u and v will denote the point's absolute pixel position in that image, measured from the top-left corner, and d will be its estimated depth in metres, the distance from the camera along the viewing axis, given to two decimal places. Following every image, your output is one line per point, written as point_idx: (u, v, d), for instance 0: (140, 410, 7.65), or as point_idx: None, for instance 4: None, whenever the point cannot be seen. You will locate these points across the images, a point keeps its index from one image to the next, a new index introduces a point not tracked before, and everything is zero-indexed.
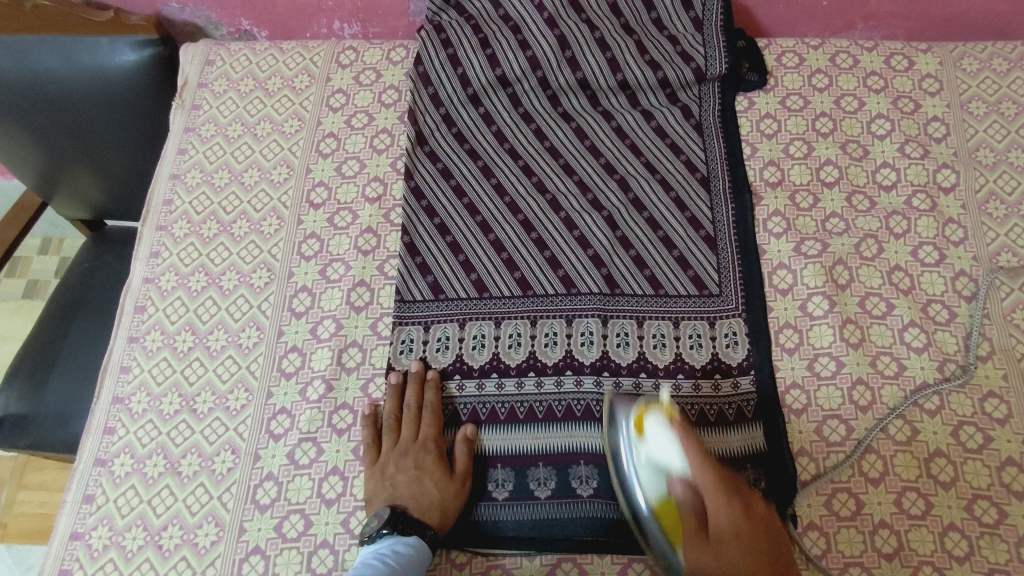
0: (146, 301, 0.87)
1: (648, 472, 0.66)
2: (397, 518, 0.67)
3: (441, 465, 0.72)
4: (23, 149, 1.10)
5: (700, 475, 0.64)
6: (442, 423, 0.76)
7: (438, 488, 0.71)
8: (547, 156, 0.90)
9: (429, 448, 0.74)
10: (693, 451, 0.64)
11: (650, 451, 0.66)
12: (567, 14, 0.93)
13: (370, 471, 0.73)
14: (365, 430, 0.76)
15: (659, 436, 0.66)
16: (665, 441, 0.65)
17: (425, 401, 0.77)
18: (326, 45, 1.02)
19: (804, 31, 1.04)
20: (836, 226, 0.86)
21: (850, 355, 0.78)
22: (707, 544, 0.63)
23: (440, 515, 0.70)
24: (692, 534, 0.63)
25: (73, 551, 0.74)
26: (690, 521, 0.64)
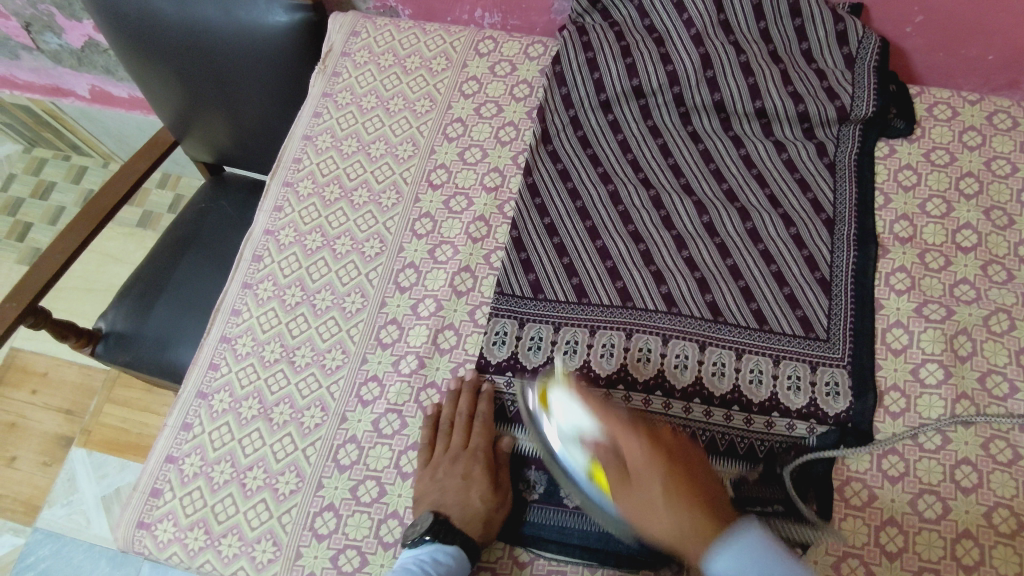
0: (264, 252, 0.91)
1: (575, 445, 0.65)
2: (440, 526, 0.68)
3: (488, 477, 0.72)
4: (168, 86, 1.17)
5: (606, 420, 0.64)
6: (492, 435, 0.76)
7: (484, 500, 0.71)
8: (669, 173, 0.89)
9: (479, 457, 0.74)
10: (596, 406, 0.65)
11: (560, 422, 0.67)
12: (715, 33, 0.91)
13: (422, 472, 0.74)
14: (423, 431, 0.77)
15: (565, 404, 0.67)
16: (568, 408, 0.66)
17: (477, 411, 0.76)
18: (467, 32, 1.04)
19: (960, 83, 0.99)
20: (966, 293, 0.81)
21: (959, 432, 0.74)
22: (630, 483, 0.61)
23: (483, 527, 0.70)
24: (621, 484, 0.61)
25: (167, 472, 0.79)
26: (601, 453, 0.63)
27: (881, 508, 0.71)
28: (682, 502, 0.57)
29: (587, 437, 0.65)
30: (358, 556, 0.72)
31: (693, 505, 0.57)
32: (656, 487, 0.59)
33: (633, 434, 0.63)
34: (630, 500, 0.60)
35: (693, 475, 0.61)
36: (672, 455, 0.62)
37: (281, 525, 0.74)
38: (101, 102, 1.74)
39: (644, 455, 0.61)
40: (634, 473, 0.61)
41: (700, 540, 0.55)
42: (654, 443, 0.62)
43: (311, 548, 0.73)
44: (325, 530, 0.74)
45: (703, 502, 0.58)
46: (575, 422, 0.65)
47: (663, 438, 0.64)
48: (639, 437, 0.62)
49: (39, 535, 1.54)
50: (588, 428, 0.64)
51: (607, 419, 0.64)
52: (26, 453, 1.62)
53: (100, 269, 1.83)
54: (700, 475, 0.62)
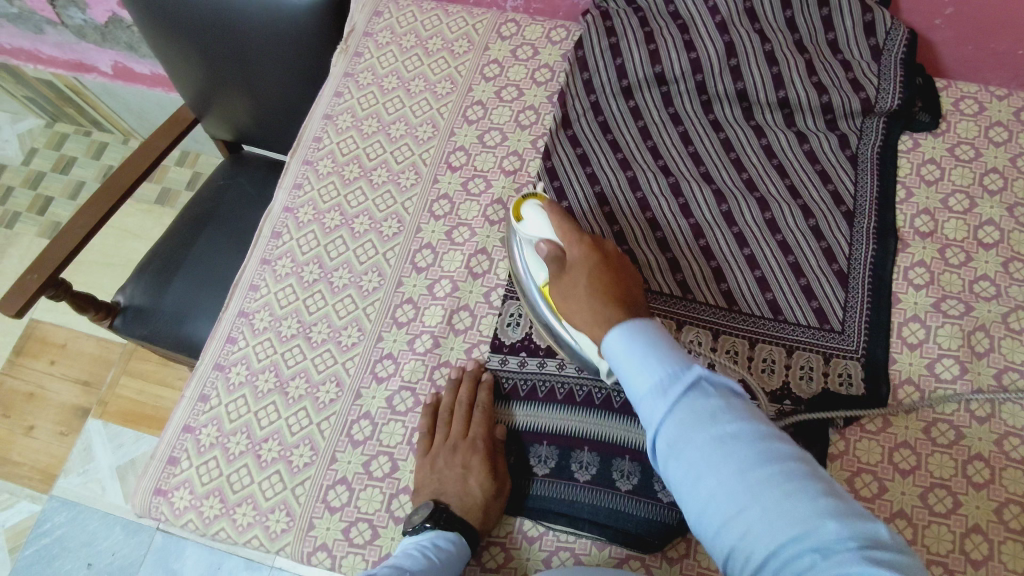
0: (283, 228, 0.92)
1: (536, 258, 0.73)
2: (440, 515, 0.68)
3: (488, 466, 0.71)
4: (191, 63, 1.18)
5: (564, 240, 0.69)
6: (491, 423, 0.75)
7: (483, 490, 0.70)
8: (688, 161, 0.89)
9: (478, 447, 0.72)
10: (555, 218, 0.70)
11: (530, 232, 0.72)
12: (740, 22, 0.91)
13: (422, 460, 0.74)
14: (424, 418, 0.77)
15: (536, 217, 0.71)
16: (538, 220, 0.71)
17: (478, 400, 0.76)
18: (490, 15, 1.04)
19: (989, 78, 0.98)
20: (985, 290, 0.80)
21: (973, 428, 0.73)
22: (563, 275, 0.69)
23: (482, 516, 0.70)
24: (558, 280, 0.69)
25: (184, 441, 0.80)
26: (553, 267, 0.70)
27: (891, 500, 0.71)
28: (598, 297, 0.66)
29: (544, 247, 0.71)
30: (369, 530, 0.73)
31: (608, 297, 0.66)
32: (582, 286, 0.67)
33: (578, 281, 0.67)
34: (562, 288, 0.69)
35: (621, 287, 0.67)
36: (613, 285, 0.67)
37: (295, 497, 0.76)
38: (124, 79, 1.76)
39: (580, 262, 0.68)
40: (572, 273, 0.68)
41: (603, 327, 0.64)
42: (595, 284, 0.67)
43: (323, 520, 0.74)
44: (338, 503, 0.75)
45: (621, 299, 0.66)
46: (538, 235, 0.71)
47: (608, 279, 0.67)
48: (577, 244, 0.69)
49: (55, 503, 1.57)
50: (546, 240, 0.70)
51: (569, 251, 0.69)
52: (44, 423, 1.65)
53: (119, 244, 1.85)
54: (631, 291, 0.68)
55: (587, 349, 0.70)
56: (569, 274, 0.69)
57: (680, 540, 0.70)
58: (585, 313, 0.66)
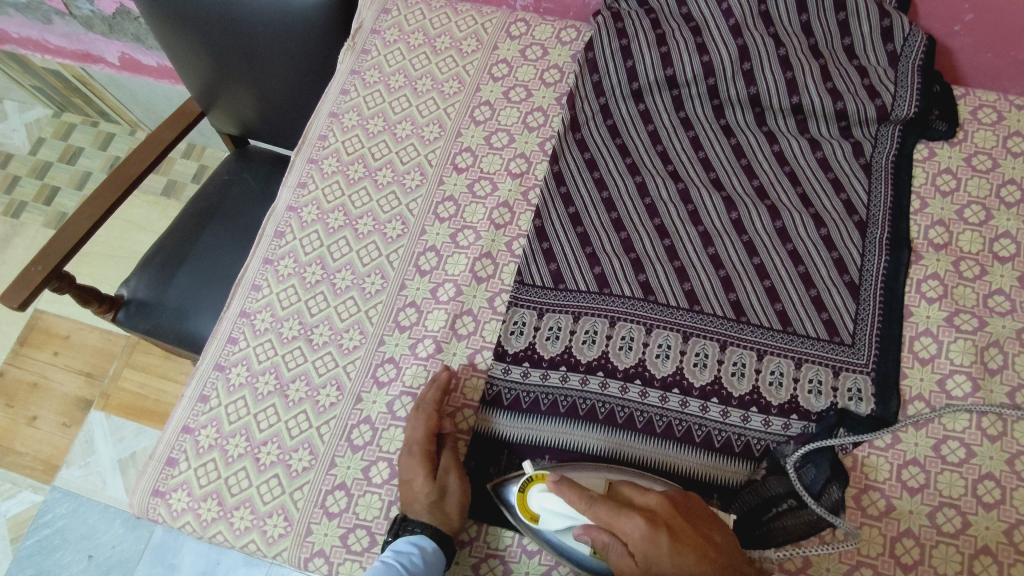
0: (286, 228, 0.91)
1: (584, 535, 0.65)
2: (397, 525, 0.70)
3: (425, 466, 0.71)
4: (197, 57, 1.16)
5: (583, 507, 0.63)
6: (432, 421, 0.73)
7: (425, 490, 0.69)
8: (698, 167, 0.87)
9: (414, 449, 0.72)
10: (563, 487, 0.64)
11: (544, 504, 0.65)
12: (754, 25, 0.89)
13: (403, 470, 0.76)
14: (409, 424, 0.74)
15: (548, 500, 0.65)
16: (552, 501, 0.65)
17: (424, 401, 0.75)
18: (500, 13, 1.03)
19: (1008, 87, 0.95)
20: (1000, 304, 0.78)
21: (984, 446, 0.72)
22: (632, 557, 0.60)
23: (434, 515, 0.69)
24: (624, 559, 0.60)
25: (183, 443, 0.80)
26: (606, 537, 0.62)
27: (898, 519, 0.69)
28: (685, 557, 0.58)
29: (581, 528, 0.63)
30: (367, 536, 0.73)
31: (697, 557, 0.58)
32: (662, 561, 0.58)
33: (646, 532, 0.60)
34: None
35: (697, 530, 0.61)
36: (670, 518, 0.61)
37: (293, 501, 0.75)
38: (130, 70, 1.75)
39: (643, 539, 0.59)
40: (643, 560, 0.59)
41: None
42: (671, 538, 0.59)
43: (321, 526, 0.73)
44: (336, 509, 0.74)
45: (699, 545, 0.59)
46: (546, 505, 0.65)
47: (680, 527, 0.60)
48: (633, 516, 0.60)
49: (56, 495, 1.57)
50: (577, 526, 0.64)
51: (574, 499, 0.63)
52: (47, 414, 1.65)
53: (124, 236, 1.85)
54: (710, 531, 0.61)
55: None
56: (632, 548, 0.60)
57: None
58: (660, 569, 0.58)
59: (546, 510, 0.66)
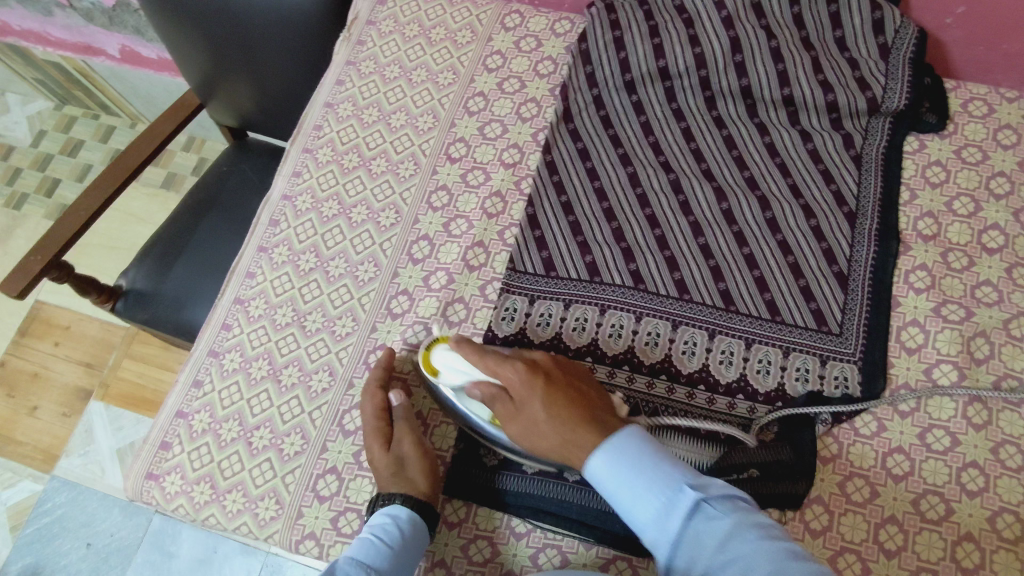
0: (281, 216, 0.92)
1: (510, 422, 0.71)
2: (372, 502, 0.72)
3: (399, 432, 0.74)
4: (196, 48, 1.17)
5: (495, 369, 0.69)
6: (381, 397, 0.77)
7: (401, 453, 0.72)
8: (690, 158, 0.88)
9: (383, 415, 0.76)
10: (474, 356, 0.70)
11: (450, 380, 0.72)
12: (746, 17, 0.90)
13: None
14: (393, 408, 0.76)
15: (450, 362, 0.72)
16: (456, 361, 0.71)
17: (369, 380, 0.78)
18: (495, 5, 1.03)
19: (1000, 80, 0.96)
20: (987, 295, 0.79)
21: (969, 435, 0.72)
22: (516, 414, 0.67)
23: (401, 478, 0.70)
24: (521, 417, 0.66)
25: (176, 427, 0.81)
26: (507, 403, 0.67)
27: (882, 506, 0.70)
28: (567, 412, 0.65)
29: (475, 384, 0.70)
30: (357, 519, 0.73)
31: (570, 409, 0.65)
32: (538, 409, 0.65)
33: (539, 396, 0.66)
34: (520, 426, 0.66)
35: (570, 388, 0.68)
36: (582, 399, 0.67)
37: (284, 485, 0.76)
38: (131, 63, 1.76)
39: (522, 382, 0.67)
40: (562, 438, 0.65)
41: (575, 452, 0.64)
42: (550, 394, 0.66)
43: (312, 509, 0.74)
44: (327, 492, 0.75)
45: (580, 405, 0.66)
46: (459, 379, 0.71)
47: (565, 389, 0.67)
48: (514, 364, 0.68)
49: (56, 483, 1.58)
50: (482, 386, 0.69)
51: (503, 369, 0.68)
52: (47, 403, 1.66)
53: (124, 228, 1.86)
54: (602, 411, 0.67)
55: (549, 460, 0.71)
56: (519, 405, 0.67)
57: None
58: (559, 434, 0.65)
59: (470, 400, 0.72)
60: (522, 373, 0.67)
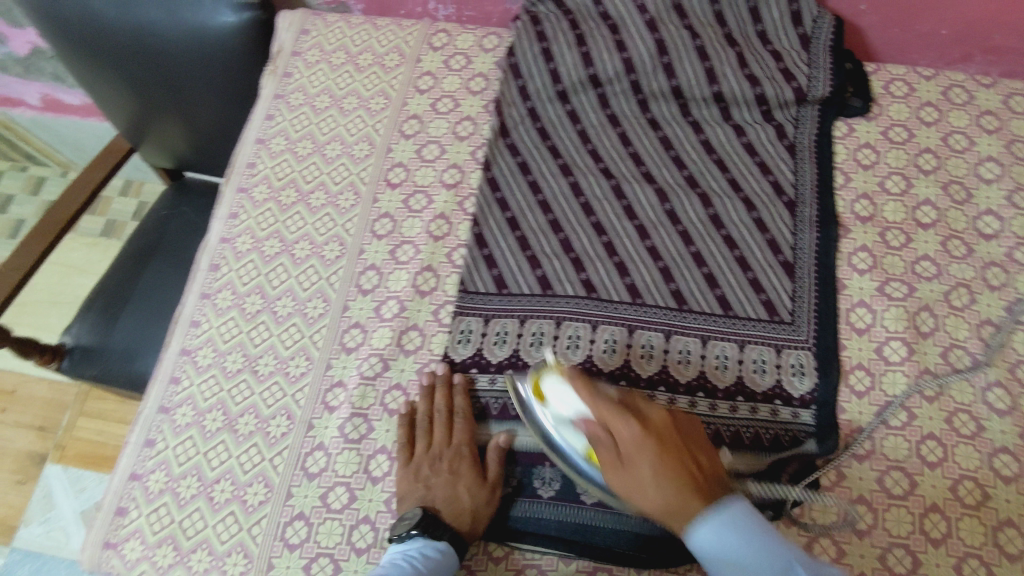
0: (221, 260, 0.89)
1: (571, 428, 0.67)
2: (427, 521, 0.68)
3: (474, 471, 0.72)
4: (117, 93, 1.14)
5: (613, 422, 0.62)
6: (473, 425, 0.75)
7: (471, 494, 0.71)
8: (629, 162, 0.88)
9: (463, 453, 0.73)
10: (588, 394, 0.63)
11: (556, 410, 0.67)
12: (669, 19, 0.91)
13: (403, 470, 0.73)
14: (400, 430, 0.75)
15: (559, 391, 0.66)
16: (567, 393, 0.65)
17: (456, 406, 0.76)
18: (421, 25, 1.03)
19: (917, 59, 0.99)
20: (926, 270, 0.81)
21: (923, 408, 0.74)
22: (624, 468, 0.61)
23: (471, 520, 0.70)
24: (614, 470, 0.62)
25: (132, 490, 0.77)
26: (606, 452, 0.63)
27: (850, 487, 0.71)
28: (671, 479, 0.59)
29: (582, 420, 0.64)
30: (330, 564, 0.71)
31: (680, 480, 0.59)
32: (646, 469, 0.60)
33: (647, 458, 0.60)
34: (620, 480, 0.62)
35: (689, 457, 0.62)
36: (696, 479, 0.60)
37: (251, 537, 0.73)
38: (54, 111, 1.70)
39: (634, 441, 0.61)
40: (665, 505, 0.59)
41: (683, 521, 0.59)
42: (675, 480, 0.59)
43: (282, 559, 0.72)
44: (297, 540, 0.73)
45: (691, 471, 0.60)
46: (567, 411, 0.66)
47: (679, 454, 0.61)
48: (629, 420, 0.62)
49: (17, 556, 1.51)
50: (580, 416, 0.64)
51: (585, 394, 0.63)
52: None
53: (65, 282, 1.79)
54: (700, 458, 0.62)
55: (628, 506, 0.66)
56: (623, 469, 0.61)
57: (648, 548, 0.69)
58: (647, 497, 0.60)
59: (567, 424, 0.67)
60: (609, 410, 0.62)
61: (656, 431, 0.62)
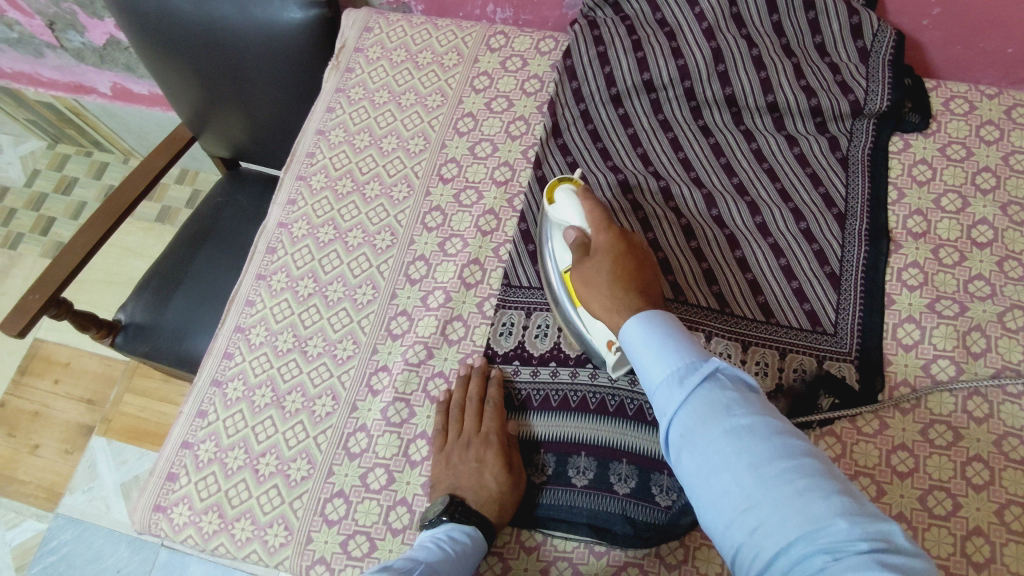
0: (278, 244, 0.93)
1: (562, 239, 0.77)
2: (455, 507, 0.69)
3: (501, 459, 0.72)
4: (186, 82, 1.19)
5: (591, 229, 0.72)
6: (503, 416, 0.76)
7: (498, 482, 0.71)
8: (679, 167, 0.89)
9: (491, 441, 0.74)
10: (587, 207, 0.73)
11: (561, 214, 0.75)
12: (727, 27, 0.91)
13: (437, 457, 0.75)
14: (438, 417, 0.77)
15: (567, 199, 0.75)
16: (570, 205, 0.74)
17: (488, 397, 0.77)
18: (479, 27, 1.05)
19: (978, 77, 0.97)
20: (980, 289, 0.79)
21: (971, 429, 0.72)
22: (587, 258, 0.71)
23: (498, 508, 0.70)
24: (580, 263, 0.71)
25: (182, 458, 0.81)
26: (576, 249, 0.72)
27: (890, 504, 0.70)
28: (619, 286, 0.68)
29: (574, 228, 0.73)
30: (367, 542, 0.73)
31: (625, 284, 0.68)
32: (603, 276, 0.69)
33: (601, 269, 0.69)
34: (582, 272, 0.71)
35: (646, 283, 0.69)
36: (634, 288, 0.68)
37: (293, 511, 0.76)
38: (122, 99, 1.78)
39: (605, 244, 0.71)
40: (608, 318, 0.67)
41: (612, 305, 0.67)
42: (616, 276, 0.68)
43: (321, 534, 0.74)
44: (335, 516, 0.75)
45: (639, 287, 0.68)
46: (567, 218, 0.75)
47: (630, 267, 0.69)
48: (606, 232, 0.71)
49: (61, 521, 1.57)
50: (576, 226, 0.73)
51: (592, 202, 0.73)
52: (50, 440, 1.66)
53: (120, 263, 1.87)
54: (649, 273, 0.71)
55: (597, 333, 0.73)
56: (592, 258, 0.71)
57: (678, 546, 0.69)
58: (598, 296, 0.69)
59: (562, 228, 0.76)
60: (599, 216, 0.72)
61: (628, 255, 0.70)
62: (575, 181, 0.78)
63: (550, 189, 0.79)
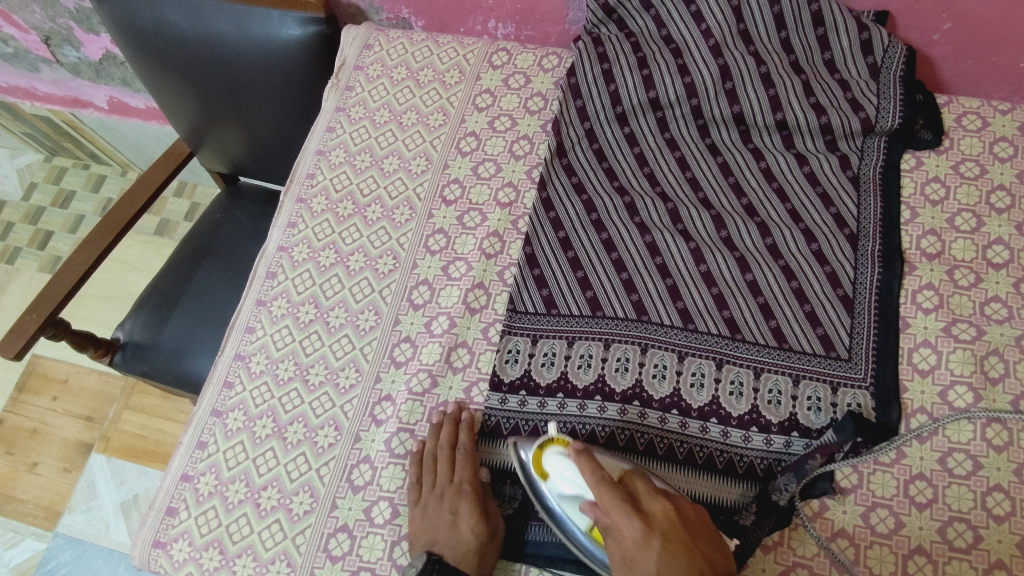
0: (278, 268, 0.91)
1: (574, 505, 0.65)
2: (433, 566, 0.66)
3: (476, 510, 0.70)
4: (184, 100, 1.17)
5: (607, 507, 0.58)
6: (476, 463, 0.74)
7: (475, 534, 0.68)
8: (686, 187, 0.87)
9: (465, 491, 0.72)
10: (590, 478, 0.59)
11: (560, 488, 0.66)
12: (734, 44, 0.89)
13: (413, 509, 0.72)
14: (411, 468, 0.75)
15: (563, 468, 0.65)
16: (569, 470, 0.64)
17: (459, 442, 0.74)
18: (481, 44, 1.04)
19: (990, 92, 0.96)
20: (997, 312, 0.77)
21: (990, 458, 0.71)
22: (624, 564, 0.56)
23: (477, 561, 0.68)
24: (622, 569, 0.56)
25: (182, 491, 0.79)
26: (602, 546, 0.58)
27: (909, 536, 0.68)
28: (684, 571, 0.53)
29: (584, 502, 0.62)
30: None
31: (694, 572, 0.53)
32: (651, 566, 0.54)
33: (649, 558, 0.54)
34: (619, 568, 0.57)
35: (694, 543, 0.56)
36: (703, 561, 0.55)
37: (295, 547, 0.74)
38: (119, 113, 1.76)
39: (636, 538, 0.56)
40: None
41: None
42: (684, 571, 0.53)
43: (325, 571, 0.72)
44: (339, 552, 0.73)
45: (692, 546, 0.56)
46: (569, 484, 0.65)
47: (686, 543, 0.56)
48: (630, 514, 0.57)
49: (60, 541, 1.55)
50: (588, 498, 0.62)
51: (590, 476, 0.59)
52: (48, 459, 1.64)
53: (118, 278, 1.85)
54: (688, 519, 0.59)
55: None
56: (632, 567, 0.55)
57: None
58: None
59: (564, 499, 0.66)
60: (609, 493, 0.58)
61: (653, 517, 0.57)
62: (560, 439, 0.67)
63: (534, 462, 0.68)
